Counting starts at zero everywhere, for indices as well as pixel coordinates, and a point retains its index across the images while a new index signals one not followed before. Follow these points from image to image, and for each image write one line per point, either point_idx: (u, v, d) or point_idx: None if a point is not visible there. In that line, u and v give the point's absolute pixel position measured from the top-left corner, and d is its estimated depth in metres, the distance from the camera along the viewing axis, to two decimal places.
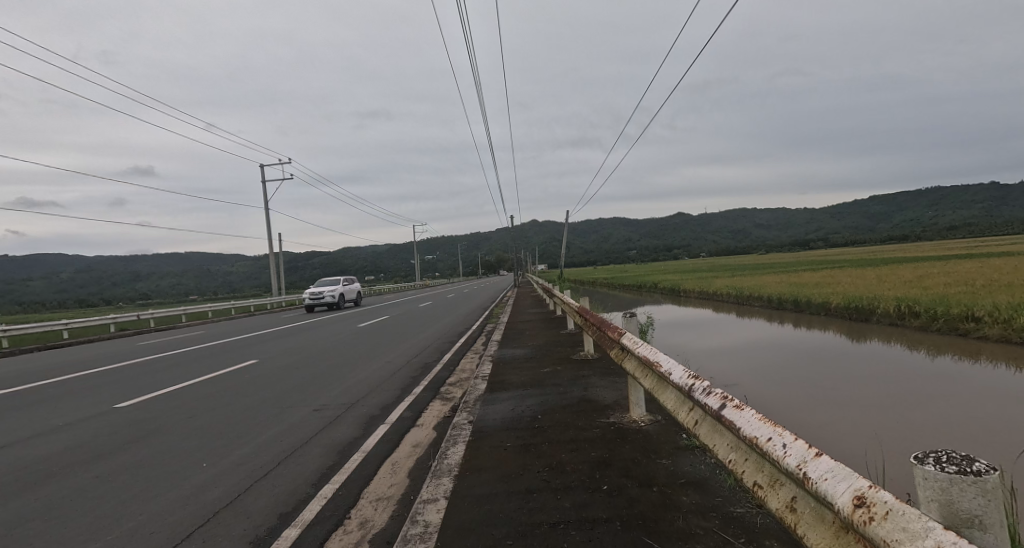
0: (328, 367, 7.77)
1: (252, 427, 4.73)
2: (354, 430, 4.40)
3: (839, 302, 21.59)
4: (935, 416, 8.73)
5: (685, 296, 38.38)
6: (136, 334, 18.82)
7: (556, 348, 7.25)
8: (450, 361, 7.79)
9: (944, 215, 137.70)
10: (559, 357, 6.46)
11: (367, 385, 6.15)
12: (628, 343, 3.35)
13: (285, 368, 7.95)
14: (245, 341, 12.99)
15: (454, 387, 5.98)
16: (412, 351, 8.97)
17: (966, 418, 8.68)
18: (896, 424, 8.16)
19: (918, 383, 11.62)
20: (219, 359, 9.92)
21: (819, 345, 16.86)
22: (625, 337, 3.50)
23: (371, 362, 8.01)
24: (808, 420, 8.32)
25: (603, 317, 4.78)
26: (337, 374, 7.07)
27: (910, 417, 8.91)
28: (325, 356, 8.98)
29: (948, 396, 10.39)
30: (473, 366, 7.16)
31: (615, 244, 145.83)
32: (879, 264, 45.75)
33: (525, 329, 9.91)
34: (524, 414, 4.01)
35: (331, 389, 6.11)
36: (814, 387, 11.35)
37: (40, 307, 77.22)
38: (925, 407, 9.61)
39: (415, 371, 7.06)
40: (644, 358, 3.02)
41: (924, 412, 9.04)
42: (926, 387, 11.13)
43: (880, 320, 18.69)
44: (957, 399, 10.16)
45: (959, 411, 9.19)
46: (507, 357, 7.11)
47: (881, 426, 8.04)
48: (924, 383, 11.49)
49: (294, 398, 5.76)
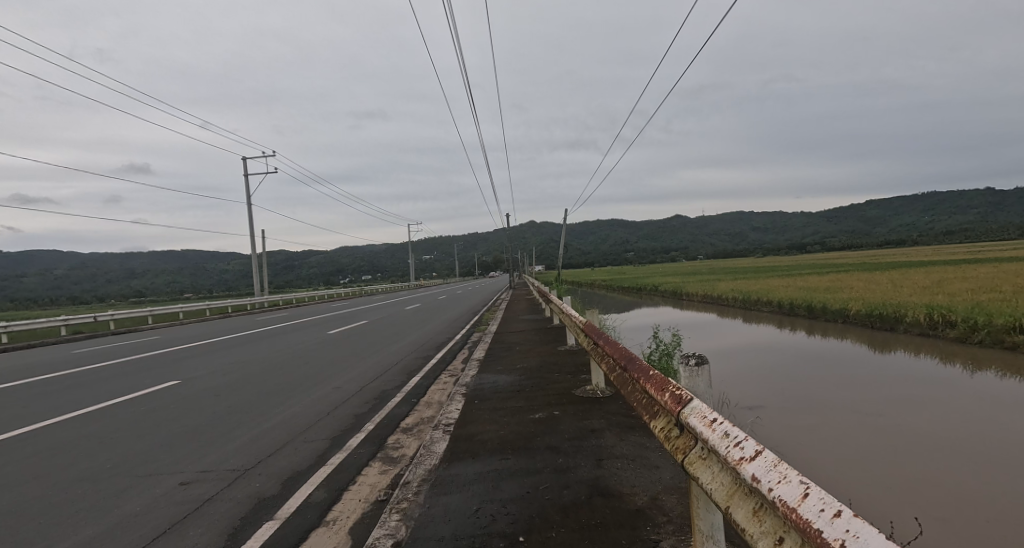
0: (258, 396, 6.04)
1: (58, 517, 2.97)
2: (208, 543, 2.61)
3: (859, 309, 19.84)
4: (942, 421, 7.95)
5: (689, 300, 36.65)
6: (84, 339, 16.89)
7: (552, 375, 5.51)
8: (414, 390, 6.04)
9: (943, 221, 136.67)
10: (556, 393, 4.69)
11: (286, 433, 4.41)
12: (721, 443, 1.48)
13: (205, 395, 6.22)
14: (196, 352, 11.29)
15: (407, 439, 4.19)
16: (374, 371, 7.26)
17: (976, 423, 7.88)
18: (889, 427, 7.47)
19: (924, 387, 10.74)
20: (145, 374, 8.23)
21: (836, 353, 15.37)
22: (705, 417, 1.64)
23: (315, 388, 6.29)
24: (792, 422, 7.69)
25: (629, 349, 2.99)
26: (257, 410, 5.33)
27: (912, 419, 8.15)
28: (265, 377, 7.27)
29: (960, 402, 9.45)
30: (441, 399, 5.41)
31: (614, 247, 144.49)
32: (888, 268, 44.17)
33: (515, 345, 8.11)
34: (493, 533, 2.25)
35: (235, 438, 4.38)
36: (811, 388, 10.49)
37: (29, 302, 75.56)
38: (929, 410, 8.79)
39: (363, 405, 5.35)
40: (796, 519, 1.11)
41: (931, 417, 8.25)
42: (937, 392, 10.20)
43: (908, 329, 17.00)
44: (971, 404, 9.27)
45: (976, 416, 8.30)
46: (487, 386, 5.35)
47: (872, 430, 7.34)
48: (929, 388, 10.63)
49: (170, 453, 4.02)
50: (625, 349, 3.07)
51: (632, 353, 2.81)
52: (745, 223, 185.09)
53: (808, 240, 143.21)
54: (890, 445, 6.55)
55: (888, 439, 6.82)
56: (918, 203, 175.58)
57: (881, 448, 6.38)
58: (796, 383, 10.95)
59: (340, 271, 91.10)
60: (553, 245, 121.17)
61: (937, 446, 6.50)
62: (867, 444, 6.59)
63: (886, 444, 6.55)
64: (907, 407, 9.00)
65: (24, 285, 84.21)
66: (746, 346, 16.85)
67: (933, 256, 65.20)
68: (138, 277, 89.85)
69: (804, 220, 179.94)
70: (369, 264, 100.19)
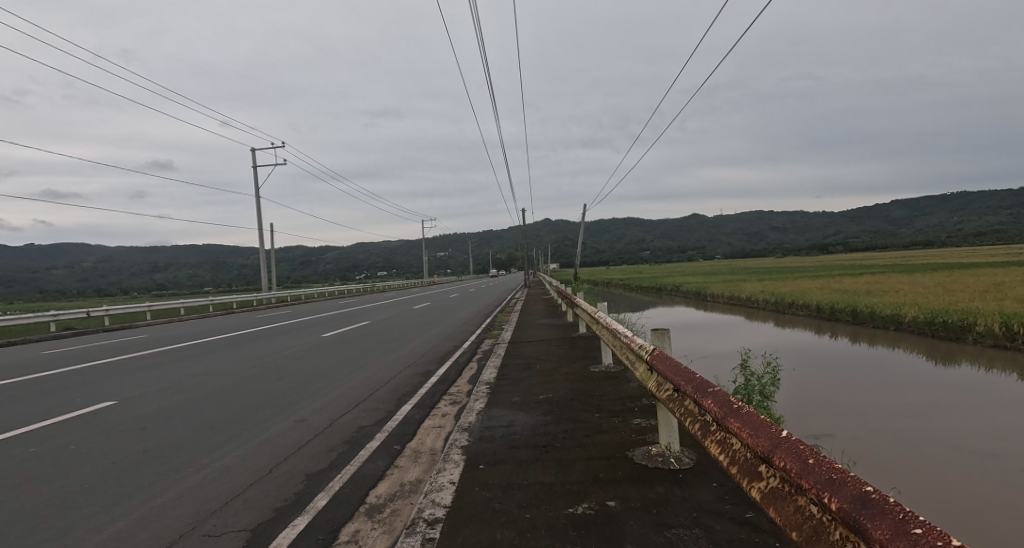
0: (191, 433, 4.44)
1: None
2: None
3: (917, 316, 17.87)
4: (982, 429, 7.42)
5: (714, 301, 34.66)
6: (66, 337, 15.66)
7: (589, 417, 3.88)
8: (399, 428, 4.47)
9: (976, 221, 131.44)
10: (605, 455, 3.08)
11: (182, 524, 2.80)
12: None
13: (123, 428, 4.65)
14: (170, 357, 9.87)
15: (372, 533, 2.62)
16: (355, 395, 5.66)
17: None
18: (925, 436, 6.77)
19: (966, 397, 9.98)
20: (83, 388, 6.71)
21: (884, 363, 13.96)
22: None
23: (267, 424, 4.66)
24: (820, 424, 7.21)
25: (825, 452, 1.35)
26: (173, 463, 3.74)
27: (949, 425, 7.61)
28: (221, 399, 5.73)
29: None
30: (435, 450, 3.83)
31: (632, 246, 141.88)
32: (929, 270, 41.41)
33: (536, 362, 6.48)
34: None
35: (100, 530, 2.78)
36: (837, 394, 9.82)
37: (52, 293, 76.38)
38: (970, 422, 7.87)
39: (320, 459, 3.74)
40: None
41: (972, 425, 7.68)
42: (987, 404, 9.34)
43: (978, 340, 15.10)
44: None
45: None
46: (498, 432, 3.75)
47: (907, 437, 6.73)
48: (971, 398, 9.89)
49: None
50: (807, 446, 1.38)
51: (857, 481, 1.14)
52: (766, 222, 180.89)
53: (834, 240, 139.12)
54: (927, 452, 6.01)
55: (922, 446, 6.29)
56: (948, 203, 169.22)
57: (918, 456, 5.85)
58: (829, 391, 10.04)
59: (356, 266, 90.41)
60: (570, 244, 119.17)
61: (978, 453, 6.05)
62: (907, 454, 5.94)
63: (929, 455, 5.84)
64: (947, 417, 8.22)
65: (49, 278, 85.19)
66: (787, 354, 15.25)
67: (973, 257, 61.93)
68: (157, 269, 90.51)
69: (828, 220, 175.15)
70: (384, 261, 99.41)
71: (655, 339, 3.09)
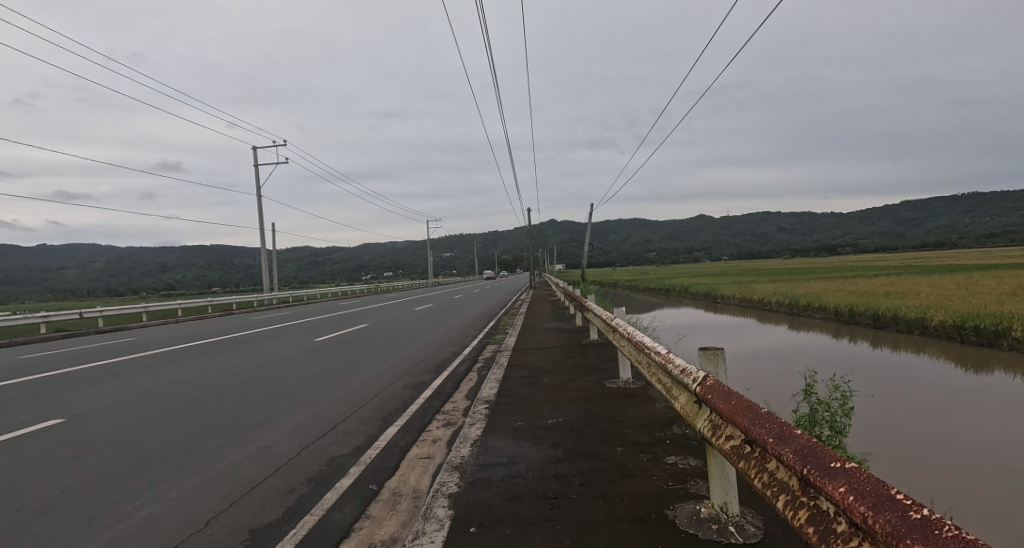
0: (129, 464, 3.70)
1: None
2: None
3: (944, 320, 16.99)
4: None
5: (725, 303, 33.76)
6: (53, 339, 15.06)
7: (609, 454, 3.12)
8: (377, 460, 3.72)
9: (989, 222, 129.40)
10: (637, 515, 2.32)
11: None
12: None
13: (56, 454, 3.94)
14: (148, 363, 9.15)
15: None
16: (334, 415, 4.88)
17: None
18: (981, 451, 6.16)
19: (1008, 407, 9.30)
20: (36, 400, 6.00)
21: (911, 368, 13.25)
22: None
23: (222, 453, 3.90)
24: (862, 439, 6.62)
25: None
26: (90, 510, 2.99)
27: (999, 436, 7.01)
28: (181, 417, 5.00)
29: None
30: (420, 493, 3.09)
31: (638, 247, 140.93)
32: (945, 271, 40.31)
33: (542, 375, 5.70)
34: None
35: None
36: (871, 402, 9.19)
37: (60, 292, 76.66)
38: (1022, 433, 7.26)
39: (274, 507, 2.98)
40: None
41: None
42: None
43: (1013, 346, 14.27)
44: None
45: None
46: (497, 473, 2.99)
47: (964, 452, 6.11)
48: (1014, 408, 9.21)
49: None
50: None
51: None
52: (774, 222, 179.19)
53: (844, 241, 137.76)
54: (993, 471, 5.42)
55: (983, 463, 5.69)
56: (960, 204, 166.85)
57: (984, 475, 5.25)
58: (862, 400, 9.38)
59: (361, 266, 90.13)
60: (576, 245, 118.33)
61: None
62: (971, 473, 5.34)
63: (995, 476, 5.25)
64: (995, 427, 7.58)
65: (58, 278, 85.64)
66: (807, 358, 14.47)
67: (989, 258, 60.60)
68: (165, 269, 90.60)
69: (837, 221, 173.28)
70: (390, 261, 99.01)
71: (708, 362, 2.29)
